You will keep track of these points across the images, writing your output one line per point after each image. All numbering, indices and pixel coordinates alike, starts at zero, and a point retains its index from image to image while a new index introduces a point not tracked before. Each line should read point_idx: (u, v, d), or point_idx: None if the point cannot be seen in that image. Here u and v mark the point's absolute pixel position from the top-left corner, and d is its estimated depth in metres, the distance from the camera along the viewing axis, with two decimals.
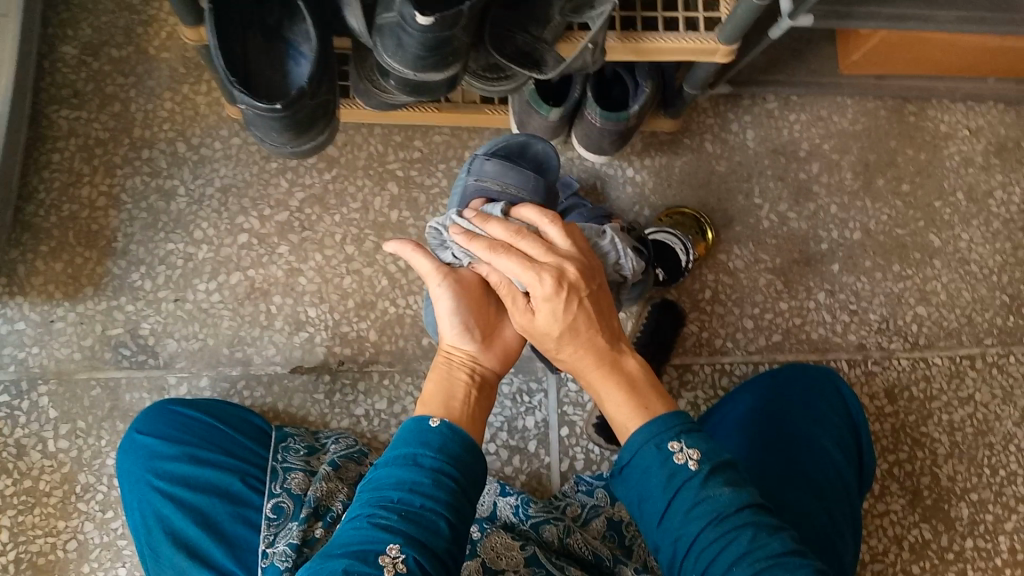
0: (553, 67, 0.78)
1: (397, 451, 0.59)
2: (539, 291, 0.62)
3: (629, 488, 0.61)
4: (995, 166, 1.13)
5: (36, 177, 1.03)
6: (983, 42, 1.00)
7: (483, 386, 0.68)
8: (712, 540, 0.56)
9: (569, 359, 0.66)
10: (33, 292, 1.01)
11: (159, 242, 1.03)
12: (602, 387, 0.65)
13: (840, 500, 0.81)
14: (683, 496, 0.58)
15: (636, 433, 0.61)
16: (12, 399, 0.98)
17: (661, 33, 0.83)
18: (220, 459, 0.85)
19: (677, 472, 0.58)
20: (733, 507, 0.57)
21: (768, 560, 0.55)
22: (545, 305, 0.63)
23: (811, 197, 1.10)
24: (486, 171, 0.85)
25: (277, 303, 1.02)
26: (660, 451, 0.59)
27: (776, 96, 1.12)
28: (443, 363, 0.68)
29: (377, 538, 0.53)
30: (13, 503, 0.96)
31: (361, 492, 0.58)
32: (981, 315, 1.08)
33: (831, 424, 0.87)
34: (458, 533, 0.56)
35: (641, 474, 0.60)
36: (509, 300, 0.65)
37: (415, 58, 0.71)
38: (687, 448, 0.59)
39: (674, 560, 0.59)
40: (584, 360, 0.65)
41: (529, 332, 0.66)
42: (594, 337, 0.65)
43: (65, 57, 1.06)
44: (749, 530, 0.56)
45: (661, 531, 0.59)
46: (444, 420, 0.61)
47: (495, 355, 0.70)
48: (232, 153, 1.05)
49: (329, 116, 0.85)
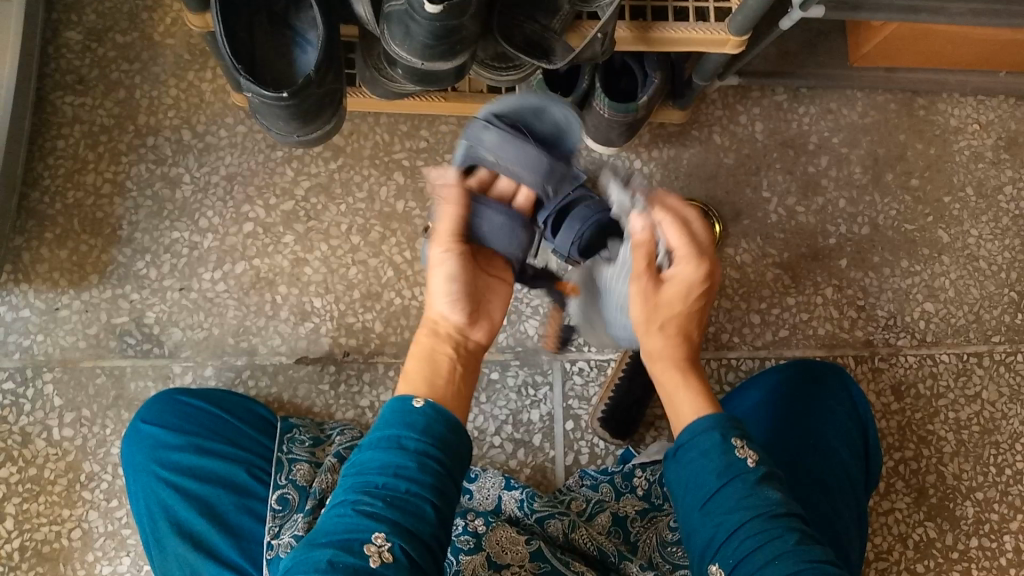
0: (562, 57, 0.76)
1: (381, 434, 0.59)
2: (688, 267, 0.68)
3: (681, 472, 0.62)
4: (1005, 162, 1.12)
5: (41, 164, 1.03)
6: (997, 36, 0.99)
7: (468, 358, 0.71)
8: (756, 532, 0.57)
9: (660, 340, 0.69)
10: (37, 279, 1.00)
11: (164, 230, 1.02)
12: (682, 381, 0.67)
13: (845, 486, 0.82)
14: (736, 485, 0.59)
15: (705, 420, 0.62)
16: (17, 386, 0.98)
17: (671, 22, 0.82)
18: (224, 449, 0.85)
19: (736, 463, 0.60)
20: (781, 508, 0.58)
21: (811, 563, 0.55)
22: (687, 283, 0.68)
23: (820, 191, 1.09)
24: (484, 139, 0.76)
25: (282, 293, 1.02)
26: (723, 440, 0.61)
27: (786, 89, 1.11)
28: (432, 335, 0.70)
29: (362, 526, 0.53)
30: (19, 490, 0.96)
31: (345, 476, 0.58)
32: (989, 312, 1.08)
33: (841, 414, 0.88)
34: (444, 515, 0.57)
35: (697, 457, 0.61)
36: (642, 264, 0.69)
37: (423, 47, 0.70)
38: (748, 447, 0.61)
39: (709, 547, 0.59)
40: (676, 348, 0.69)
41: (643, 300, 0.69)
42: (689, 335, 0.70)
43: (69, 42, 1.05)
44: (795, 533, 0.57)
45: (705, 516, 0.60)
46: (427, 401, 0.61)
47: (479, 327, 0.74)
48: (238, 142, 1.05)
49: (337, 105, 0.85)
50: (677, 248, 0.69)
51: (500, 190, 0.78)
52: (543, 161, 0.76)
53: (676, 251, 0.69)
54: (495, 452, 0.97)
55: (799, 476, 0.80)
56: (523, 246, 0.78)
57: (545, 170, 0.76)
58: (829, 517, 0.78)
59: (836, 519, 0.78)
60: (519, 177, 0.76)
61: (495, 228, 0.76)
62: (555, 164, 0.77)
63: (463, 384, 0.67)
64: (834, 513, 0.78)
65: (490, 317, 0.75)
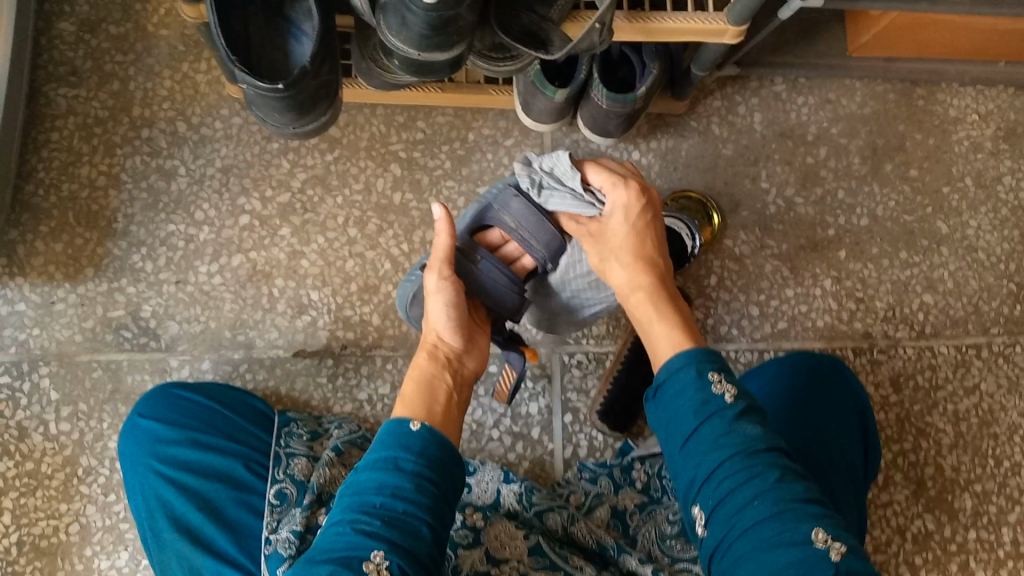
0: (559, 46, 0.76)
1: (378, 455, 0.59)
2: (620, 195, 0.78)
3: (661, 411, 0.64)
4: (1005, 152, 1.12)
5: (35, 156, 1.02)
6: (997, 25, 0.98)
7: (462, 385, 0.75)
8: (736, 470, 0.57)
9: (624, 271, 0.75)
10: (32, 273, 1.00)
11: (160, 223, 1.02)
12: (653, 310, 0.72)
13: (844, 470, 0.81)
14: (714, 422, 0.60)
15: (681, 355, 0.64)
16: (13, 380, 0.97)
17: (668, 13, 0.81)
18: (222, 443, 0.85)
19: (712, 399, 0.61)
20: (762, 445, 0.59)
21: (793, 501, 0.56)
22: (625, 207, 0.78)
23: (818, 181, 1.08)
24: (512, 207, 0.82)
25: (279, 286, 1.01)
26: (698, 376, 0.62)
27: (785, 79, 1.10)
28: (431, 359, 0.74)
29: (361, 544, 0.53)
30: (15, 485, 0.95)
31: (342, 495, 0.58)
32: (987, 303, 1.08)
33: (842, 399, 0.88)
34: (439, 536, 0.57)
35: (675, 395, 0.62)
36: (575, 223, 0.80)
37: (420, 38, 0.70)
38: (725, 382, 0.61)
39: (691, 486, 0.60)
40: (638, 275, 0.75)
41: (594, 243, 0.79)
42: (653, 258, 0.76)
43: (62, 33, 1.04)
44: (776, 470, 0.58)
45: (685, 456, 0.61)
46: (425, 424, 0.62)
47: (472, 356, 0.78)
48: (233, 133, 1.04)
49: (332, 97, 0.84)
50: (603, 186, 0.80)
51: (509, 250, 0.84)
52: (559, 240, 0.82)
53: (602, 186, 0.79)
54: (494, 445, 0.97)
55: (810, 457, 0.80)
56: (516, 309, 0.81)
57: (556, 248, 0.83)
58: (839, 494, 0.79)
59: (843, 497, 0.79)
60: (532, 244, 0.82)
61: (497, 284, 0.80)
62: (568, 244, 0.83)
63: (457, 411, 0.71)
64: (842, 491, 0.79)
65: (480, 349, 0.79)
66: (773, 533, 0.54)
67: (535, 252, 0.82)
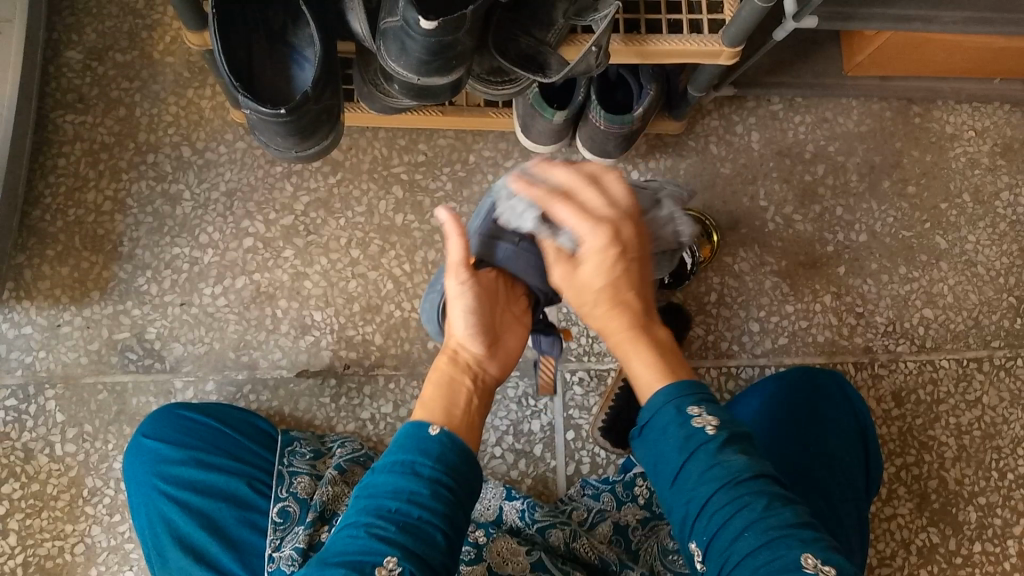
0: (557, 70, 0.77)
1: (395, 457, 0.58)
2: (592, 237, 0.61)
3: (647, 449, 0.61)
4: (1001, 167, 1.12)
5: (43, 182, 1.04)
6: (989, 42, 1.00)
7: (485, 392, 0.69)
8: (725, 502, 0.55)
9: (599, 318, 0.64)
10: (39, 296, 1.01)
11: (165, 246, 1.03)
12: (631, 350, 0.64)
13: (833, 483, 0.82)
14: (697, 457, 0.57)
15: (663, 391, 0.60)
16: (19, 403, 0.98)
17: (664, 35, 0.83)
18: (225, 463, 0.85)
19: (694, 434, 0.57)
20: (748, 473, 0.56)
21: (784, 529, 0.54)
22: (595, 254, 0.61)
23: (816, 199, 1.09)
24: None
25: (282, 307, 1.02)
26: (678, 412, 0.58)
27: (781, 98, 1.11)
28: (449, 363, 0.69)
29: (375, 550, 0.54)
30: (20, 507, 0.96)
31: (357, 497, 0.58)
32: (988, 317, 1.08)
33: (841, 421, 0.88)
34: (453, 542, 0.57)
35: (657, 433, 0.59)
36: (551, 249, 0.64)
37: (419, 63, 0.71)
38: (706, 412, 0.58)
39: (685, 521, 0.58)
40: (615, 322, 0.63)
41: (568, 291, 0.65)
42: (631, 301, 0.64)
43: (71, 62, 1.07)
44: (763, 498, 0.55)
45: (674, 492, 0.58)
46: (444, 428, 0.60)
47: (498, 360, 0.72)
48: (237, 157, 1.06)
49: (334, 121, 0.85)
50: (580, 224, 0.61)
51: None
52: None
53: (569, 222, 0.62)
54: (496, 463, 0.97)
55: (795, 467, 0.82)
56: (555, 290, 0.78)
57: None
58: (824, 507, 0.80)
59: (841, 510, 0.80)
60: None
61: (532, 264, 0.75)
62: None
63: (480, 418, 0.66)
64: (831, 505, 0.80)
65: (507, 352, 0.73)
66: (765, 563, 0.53)
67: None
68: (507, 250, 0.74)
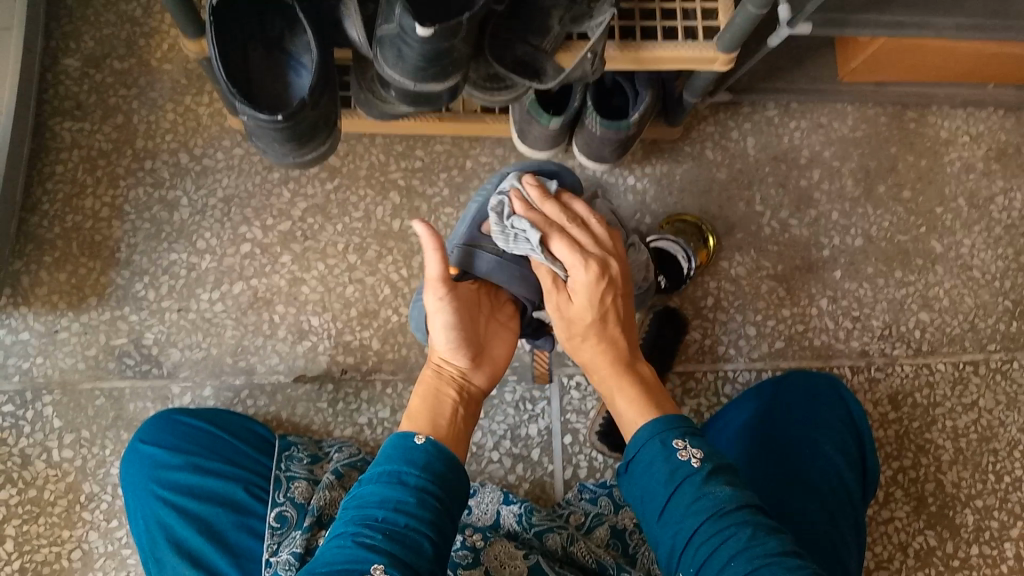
0: (553, 76, 0.79)
1: (382, 469, 0.60)
2: (585, 275, 0.69)
3: (634, 485, 0.63)
4: (996, 172, 1.13)
5: (40, 188, 1.04)
6: (982, 48, 1.00)
7: (470, 402, 0.71)
8: (712, 533, 0.57)
9: (588, 351, 0.71)
10: (37, 302, 1.01)
11: (162, 252, 1.03)
12: (617, 386, 0.69)
13: (813, 497, 0.82)
14: (684, 489, 0.59)
15: (649, 426, 0.63)
16: (16, 409, 0.98)
17: (659, 41, 0.84)
18: (223, 468, 0.85)
19: (679, 467, 0.60)
20: (733, 504, 0.58)
21: (768, 557, 0.55)
22: (587, 290, 0.69)
23: (812, 203, 1.10)
24: None
25: (280, 312, 1.02)
26: (664, 446, 0.62)
27: (776, 104, 1.12)
28: (434, 377, 0.71)
29: (362, 558, 0.53)
30: (17, 513, 0.96)
31: (345, 508, 0.59)
32: (984, 321, 1.08)
33: (833, 431, 0.90)
34: (441, 552, 0.57)
35: (645, 468, 0.62)
36: (547, 281, 0.72)
37: (416, 69, 0.72)
38: (691, 447, 0.61)
39: (672, 555, 0.60)
40: (601, 356, 0.71)
41: (561, 325, 0.72)
42: (617, 339, 0.71)
43: (69, 69, 1.07)
44: (748, 527, 0.57)
45: (662, 525, 0.60)
46: (429, 437, 0.62)
47: (483, 372, 0.74)
48: (235, 163, 1.06)
49: (331, 127, 0.86)
50: (572, 264, 0.70)
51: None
52: None
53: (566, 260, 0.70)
54: (494, 467, 0.97)
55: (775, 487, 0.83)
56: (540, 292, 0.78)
57: None
58: (808, 527, 0.79)
59: (838, 512, 0.82)
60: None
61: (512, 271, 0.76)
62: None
63: (465, 428, 0.68)
64: (816, 524, 0.79)
65: (491, 363, 0.75)
66: None
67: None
68: (488, 261, 0.76)
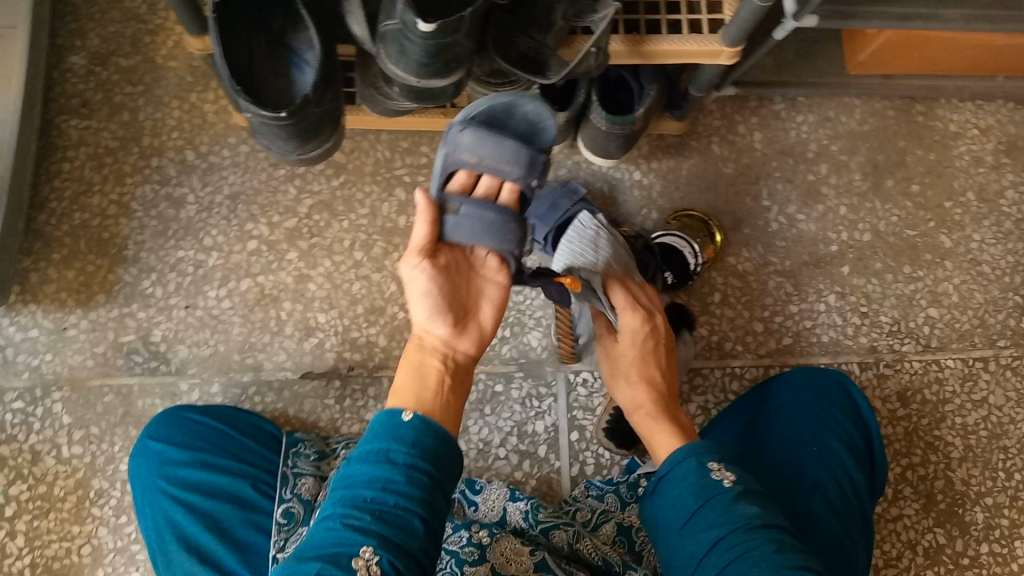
0: (556, 71, 0.77)
1: (370, 446, 0.60)
2: (632, 320, 0.84)
3: (664, 500, 0.66)
4: (1006, 166, 1.12)
5: (48, 186, 1.04)
6: (992, 40, 0.99)
7: (456, 371, 0.73)
8: (736, 543, 0.60)
9: (631, 390, 0.83)
10: (45, 299, 1.01)
11: (170, 249, 1.04)
12: (655, 423, 0.79)
13: (818, 493, 0.82)
14: (714, 504, 0.62)
15: (685, 446, 0.67)
16: (26, 406, 0.99)
17: (664, 35, 0.83)
18: (229, 463, 0.85)
19: (712, 484, 0.64)
20: (759, 521, 0.61)
21: (787, 568, 0.57)
22: (633, 331, 0.84)
23: (820, 198, 1.09)
24: (463, 142, 0.77)
25: (287, 309, 1.03)
26: (699, 464, 0.65)
27: (783, 98, 1.11)
28: (417, 349, 0.73)
29: (351, 540, 0.54)
30: (28, 508, 0.96)
31: (334, 488, 0.59)
32: (993, 316, 1.07)
33: (840, 426, 0.89)
34: (434, 529, 0.58)
35: (677, 484, 0.65)
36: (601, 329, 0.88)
37: (418, 64, 0.71)
38: (725, 469, 0.65)
39: (693, 566, 0.62)
40: (643, 396, 0.82)
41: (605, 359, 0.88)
42: (657, 384, 0.84)
43: (75, 67, 1.07)
44: (773, 542, 0.60)
45: (686, 535, 0.63)
46: (417, 414, 0.62)
47: (467, 339, 0.75)
48: (241, 161, 1.06)
49: (335, 123, 0.86)
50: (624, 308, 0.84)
51: (484, 189, 0.79)
52: (526, 152, 0.78)
53: (618, 307, 0.85)
54: (501, 464, 0.98)
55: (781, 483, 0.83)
56: (516, 239, 0.78)
57: (527, 161, 0.79)
58: (816, 526, 0.79)
59: (852, 527, 0.81)
60: (506, 171, 0.78)
61: (484, 223, 0.76)
62: (536, 154, 0.79)
63: (452, 398, 0.69)
64: (825, 524, 0.79)
65: (474, 331, 0.76)
66: None
67: (511, 175, 0.78)
68: (456, 224, 0.76)
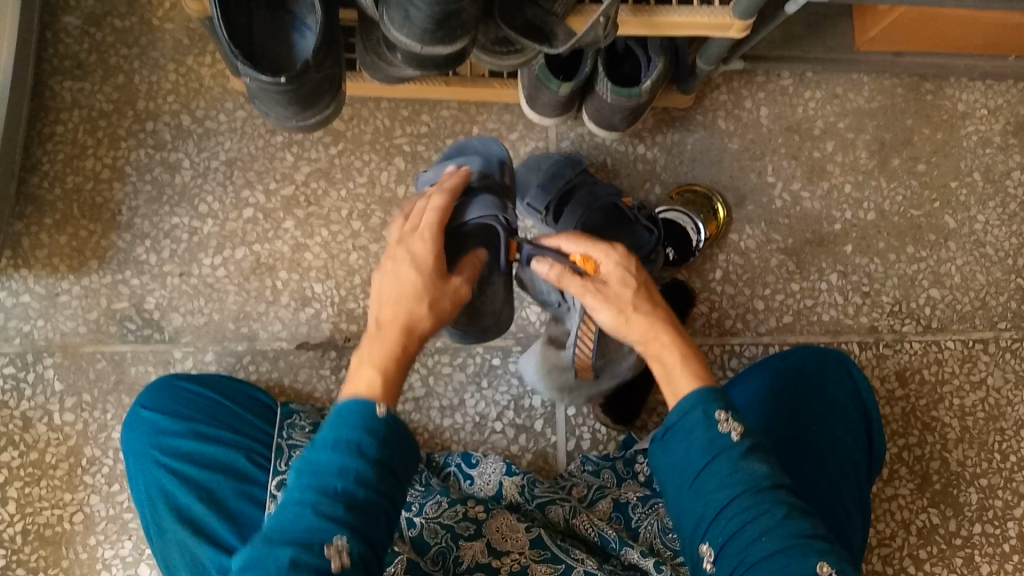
0: (564, 41, 0.74)
1: (338, 434, 0.56)
2: (609, 255, 0.72)
3: (670, 452, 0.65)
4: (1014, 147, 1.10)
5: (40, 149, 1.02)
6: (1006, 19, 0.97)
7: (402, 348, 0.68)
8: (745, 507, 0.59)
9: (642, 324, 0.70)
10: (37, 264, 1.00)
11: (163, 216, 1.02)
12: (678, 356, 0.68)
13: (818, 471, 0.82)
14: (721, 461, 0.61)
15: (693, 395, 0.64)
16: (18, 371, 0.98)
17: (673, 6, 0.81)
18: (224, 435, 0.84)
19: (718, 439, 0.62)
20: (768, 482, 0.60)
21: (799, 536, 0.58)
22: (619, 264, 0.72)
23: (825, 176, 1.08)
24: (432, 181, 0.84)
25: (283, 278, 1.01)
26: (706, 417, 0.63)
27: (791, 73, 1.09)
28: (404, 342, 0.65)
29: (322, 529, 0.52)
30: (20, 475, 0.96)
31: (295, 470, 0.56)
32: (995, 298, 1.07)
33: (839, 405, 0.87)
34: (390, 518, 0.57)
35: (683, 437, 0.63)
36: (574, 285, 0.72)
37: (423, 32, 0.69)
38: (732, 420, 0.63)
39: (699, 524, 0.61)
40: (655, 328, 0.70)
41: (603, 303, 0.71)
42: (656, 313, 0.71)
43: (68, 26, 1.04)
44: (783, 506, 0.59)
45: (693, 494, 0.62)
46: (389, 410, 0.58)
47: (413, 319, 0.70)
48: (237, 127, 1.04)
49: (336, 90, 0.84)
50: (589, 253, 0.73)
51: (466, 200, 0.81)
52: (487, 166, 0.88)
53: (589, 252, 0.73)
54: (497, 437, 0.97)
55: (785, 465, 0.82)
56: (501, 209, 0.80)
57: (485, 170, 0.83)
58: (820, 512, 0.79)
59: (845, 497, 0.81)
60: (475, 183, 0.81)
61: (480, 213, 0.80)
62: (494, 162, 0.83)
63: None
64: (830, 503, 0.80)
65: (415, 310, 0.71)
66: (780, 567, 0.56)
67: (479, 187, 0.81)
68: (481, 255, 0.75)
